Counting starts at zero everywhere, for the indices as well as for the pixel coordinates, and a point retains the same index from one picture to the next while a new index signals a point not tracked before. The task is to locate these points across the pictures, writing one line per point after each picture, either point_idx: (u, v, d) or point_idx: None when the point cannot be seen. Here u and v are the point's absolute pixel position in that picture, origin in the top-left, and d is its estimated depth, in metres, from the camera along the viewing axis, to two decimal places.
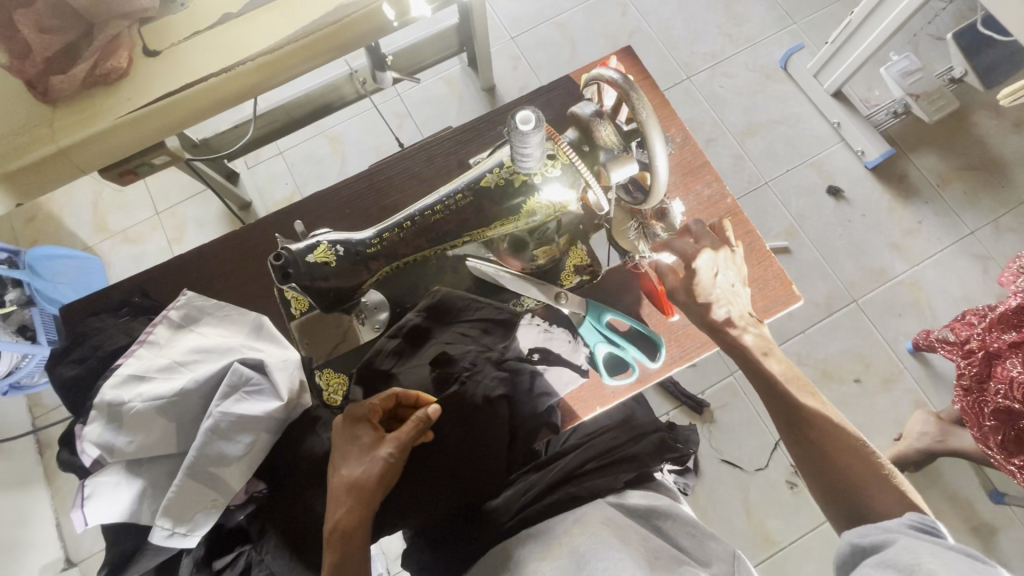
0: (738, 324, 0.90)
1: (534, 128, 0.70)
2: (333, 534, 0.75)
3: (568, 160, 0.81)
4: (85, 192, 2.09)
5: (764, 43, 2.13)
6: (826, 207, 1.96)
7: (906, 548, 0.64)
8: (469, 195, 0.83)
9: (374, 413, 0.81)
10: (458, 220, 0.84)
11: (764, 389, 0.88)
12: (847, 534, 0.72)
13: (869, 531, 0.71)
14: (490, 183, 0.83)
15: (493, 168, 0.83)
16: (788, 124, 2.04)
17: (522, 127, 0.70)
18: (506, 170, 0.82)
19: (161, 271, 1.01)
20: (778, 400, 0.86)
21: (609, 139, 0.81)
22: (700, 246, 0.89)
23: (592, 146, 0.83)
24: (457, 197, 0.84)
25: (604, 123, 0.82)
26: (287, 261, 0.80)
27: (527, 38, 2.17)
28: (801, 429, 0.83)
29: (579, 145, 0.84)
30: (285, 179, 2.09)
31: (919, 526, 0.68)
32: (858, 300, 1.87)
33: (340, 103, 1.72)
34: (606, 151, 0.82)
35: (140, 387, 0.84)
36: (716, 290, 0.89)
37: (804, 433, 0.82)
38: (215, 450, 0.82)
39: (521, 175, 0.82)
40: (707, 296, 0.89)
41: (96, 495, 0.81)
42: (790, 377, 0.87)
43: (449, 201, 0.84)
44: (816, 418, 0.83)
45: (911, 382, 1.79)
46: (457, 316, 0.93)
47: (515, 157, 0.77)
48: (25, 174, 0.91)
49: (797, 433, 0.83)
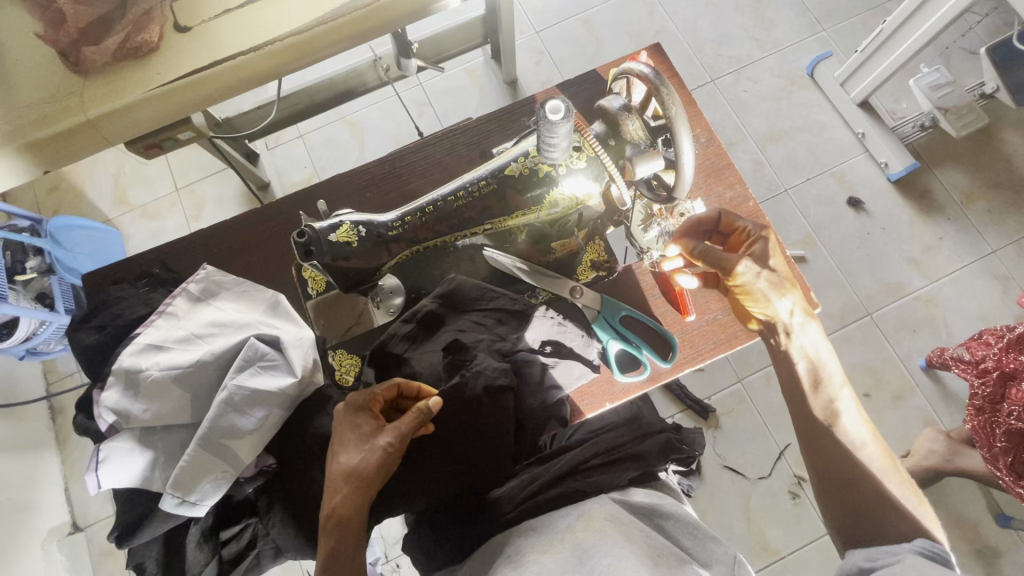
0: (793, 328, 0.87)
1: (563, 118, 0.69)
2: (329, 520, 0.74)
3: (593, 153, 0.81)
4: (108, 165, 2.12)
5: (792, 49, 2.11)
6: (845, 218, 1.94)
7: (915, 565, 0.66)
8: (492, 183, 0.83)
9: (375, 402, 0.80)
10: (479, 207, 0.83)
11: (799, 408, 0.88)
12: (854, 558, 0.74)
13: (880, 556, 0.72)
14: (515, 173, 0.82)
15: (518, 158, 0.82)
16: (811, 132, 2.02)
17: (551, 116, 0.68)
18: (532, 159, 0.81)
19: (183, 244, 1.02)
20: (816, 422, 0.86)
21: (637, 134, 0.80)
22: (757, 242, 0.89)
23: (618, 140, 0.82)
24: (481, 185, 0.83)
25: (633, 117, 0.80)
26: (311, 239, 0.79)
27: (551, 33, 2.16)
28: (838, 454, 0.84)
29: (606, 138, 0.82)
30: (304, 162, 2.11)
31: (928, 551, 0.71)
32: (872, 314, 1.85)
33: (363, 88, 1.74)
34: (633, 145, 0.81)
35: (157, 356, 0.86)
36: (763, 291, 0.85)
37: (839, 463, 0.84)
38: (227, 423, 0.83)
39: (545, 165, 0.81)
40: (770, 289, 0.85)
41: (110, 460, 0.83)
42: (851, 408, 0.86)
43: (472, 187, 0.83)
44: (853, 454, 0.83)
45: (921, 399, 1.77)
46: (471, 305, 0.93)
47: (541, 148, 0.75)
48: (53, 143, 0.93)
49: (830, 461, 0.85)
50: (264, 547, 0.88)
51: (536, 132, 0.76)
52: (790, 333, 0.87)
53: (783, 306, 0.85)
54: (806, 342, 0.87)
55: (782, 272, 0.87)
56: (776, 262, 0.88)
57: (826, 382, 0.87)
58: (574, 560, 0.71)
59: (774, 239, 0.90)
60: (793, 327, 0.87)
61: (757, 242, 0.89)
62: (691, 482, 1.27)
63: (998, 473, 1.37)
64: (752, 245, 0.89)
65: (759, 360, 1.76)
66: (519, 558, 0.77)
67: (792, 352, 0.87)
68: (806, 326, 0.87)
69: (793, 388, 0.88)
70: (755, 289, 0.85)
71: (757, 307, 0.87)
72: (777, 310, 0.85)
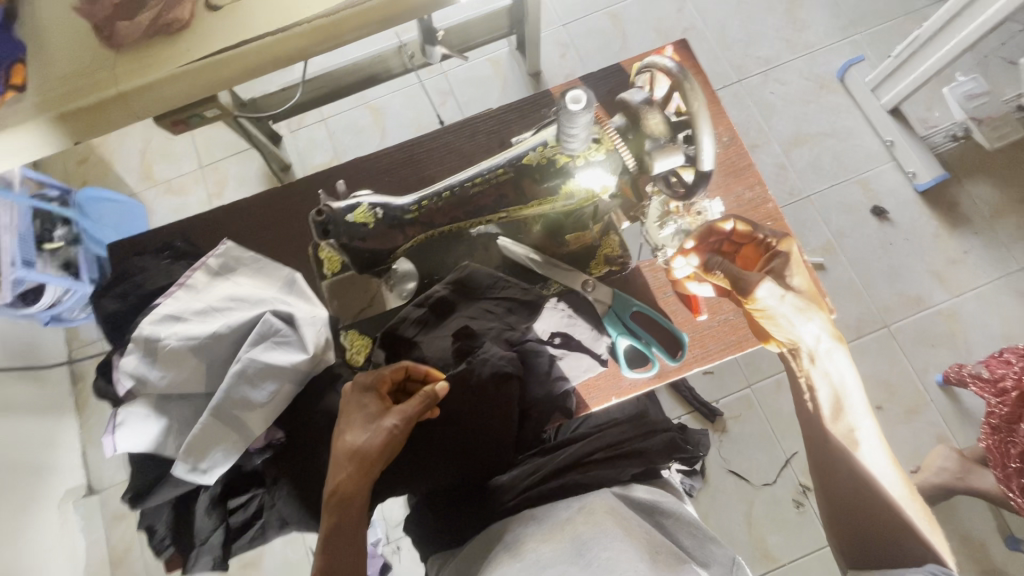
0: (817, 354, 0.87)
1: (584, 109, 0.67)
2: (332, 497, 0.74)
3: (613, 146, 0.77)
4: (136, 140, 2.17)
5: (822, 51, 2.07)
6: (868, 227, 1.90)
7: None
8: (509, 172, 0.81)
9: (383, 383, 0.80)
10: (496, 195, 0.82)
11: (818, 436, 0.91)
12: None
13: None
14: (531, 162, 0.80)
15: (536, 147, 0.80)
16: (837, 138, 1.98)
17: (572, 107, 0.67)
18: (550, 149, 0.79)
19: (205, 219, 1.05)
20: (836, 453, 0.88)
21: (657, 128, 0.75)
22: (778, 258, 0.89)
23: (638, 134, 0.77)
24: (498, 172, 0.81)
25: (654, 111, 0.75)
26: (328, 218, 0.81)
27: (577, 26, 2.15)
28: (855, 482, 0.88)
29: (626, 132, 0.78)
30: (325, 146, 2.13)
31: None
32: (889, 326, 1.82)
33: (386, 74, 1.75)
34: (653, 139, 0.75)
35: (175, 326, 0.88)
36: (787, 317, 0.86)
37: (854, 489, 0.88)
38: (240, 394, 0.84)
39: (563, 156, 0.78)
40: (795, 314, 0.85)
41: (127, 424, 0.86)
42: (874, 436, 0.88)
43: (489, 175, 0.81)
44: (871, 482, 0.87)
45: (936, 416, 1.74)
46: (483, 293, 0.93)
47: (561, 137, 0.73)
48: (81, 116, 0.96)
49: (848, 487, 0.89)
50: (270, 517, 0.89)
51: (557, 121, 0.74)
52: (813, 358, 0.88)
53: (809, 332, 0.86)
54: (831, 369, 0.88)
55: (804, 292, 0.88)
56: (799, 279, 0.88)
57: (850, 415, 0.88)
58: (573, 553, 0.72)
59: (795, 251, 0.89)
60: (818, 353, 0.87)
61: (775, 259, 0.89)
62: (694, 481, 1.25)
63: (1010, 494, 1.35)
64: (773, 261, 0.89)
65: (770, 366, 1.75)
66: (518, 546, 0.79)
67: (814, 379, 0.88)
68: (832, 352, 0.87)
69: (814, 416, 0.90)
70: (777, 313, 0.86)
71: (779, 330, 0.88)
72: (801, 335, 0.86)
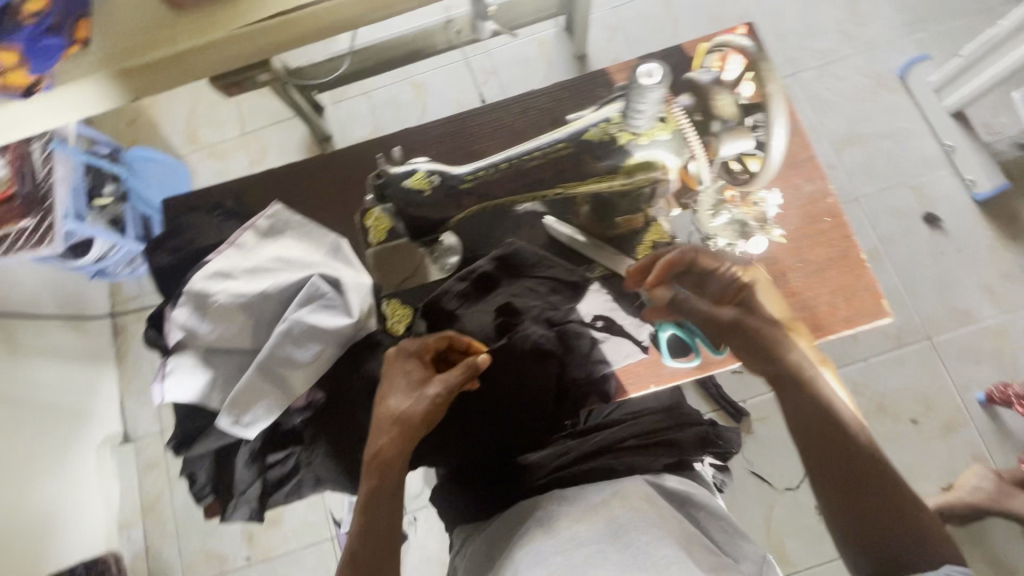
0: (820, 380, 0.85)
1: (657, 82, 0.67)
2: (374, 460, 0.76)
3: (678, 126, 0.77)
4: (183, 104, 2.21)
5: (884, 47, 1.97)
6: (919, 234, 1.82)
7: None
8: (570, 147, 0.79)
9: (426, 351, 0.81)
10: (555, 170, 0.81)
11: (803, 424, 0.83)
12: None
13: None
14: (593, 138, 0.78)
15: (599, 122, 0.77)
16: (893, 139, 1.90)
17: (645, 80, 0.66)
18: (614, 126, 0.76)
19: (256, 181, 1.06)
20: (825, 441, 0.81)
21: (727, 109, 0.76)
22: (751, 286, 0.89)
23: (705, 116, 0.78)
24: (558, 147, 0.79)
25: (724, 92, 0.77)
26: (386, 182, 0.79)
27: (627, 10, 2.09)
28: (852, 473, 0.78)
29: (692, 112, 0.79)
30: (366, 119, 2.14)
31: None
32: (933, 338, 1.75)
33: (431, 50, 1.72)
34: (721, 121, 0.77)
35: (225, 283, 0.90)
36: (785, 351, 0.86)
37: (850, 482, 0.78)
38: (285, 352, 0.86)
39: (627, 133, 0.77)
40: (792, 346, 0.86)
41: (176, 372, 0.88)
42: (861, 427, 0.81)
43: (549, 149, 0.80)
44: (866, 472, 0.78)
45: (974, 434, 1.67)
46: (528, 270, 0.93)
47: (627, 112, 0.74)
48: (139, 73, 0.98)
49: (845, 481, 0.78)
50: (306, 474, 0.91)
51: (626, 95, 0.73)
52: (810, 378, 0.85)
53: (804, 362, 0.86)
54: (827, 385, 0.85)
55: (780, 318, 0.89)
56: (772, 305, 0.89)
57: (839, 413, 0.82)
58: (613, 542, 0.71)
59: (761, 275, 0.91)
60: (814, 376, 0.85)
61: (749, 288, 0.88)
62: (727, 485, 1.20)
63: None
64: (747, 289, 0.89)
65: None
66: (549, 525, 0.79)
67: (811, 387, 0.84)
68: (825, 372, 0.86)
69: (802, 411, 0.83)
70: (776, 349, 0.86)
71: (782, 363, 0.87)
72: (802, 367, 0.85)
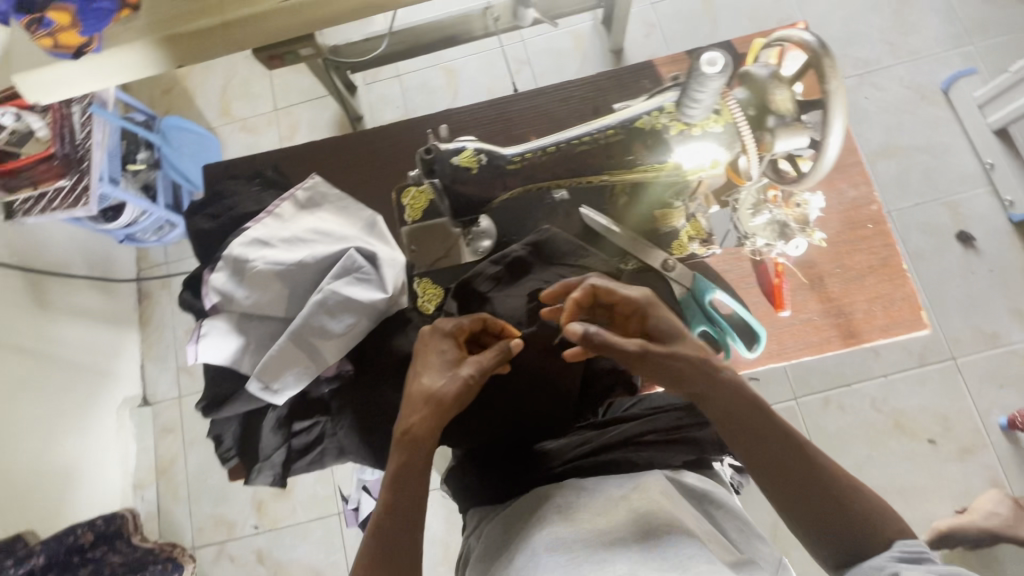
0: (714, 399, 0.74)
1: (720, 74, 0.64)
2: (404, 437, 0.75)
3: (731, 119, 0.74)
4: (218, 76, 2.23)
5: (929, 59, 1.93)
6: (951, 253, 1.79)
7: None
8: (621, 134, 0.77)
9: (460, 332, 0.82)
10: (603, 157, 0.78)
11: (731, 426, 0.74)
12: None
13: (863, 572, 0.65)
14: (645, 126, 0.75)
15: (651, 111, 0.75)
16: (931, 154, 1.86)
17: (707, 70, 0.64)
18: (666, 115, 0.74)
19: (297, 152, 1.08)
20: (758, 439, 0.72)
21: (785, 105, 0.73)
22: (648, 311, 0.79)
23: (760, 110, 0.75)
24: (609, 133, 0.77)
25: (781, 86, 0.73)
26: (435, 157, 0.77)
27: (666, 7, 2.07)
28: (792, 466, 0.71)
29: (747, 106, 0.75)
30: (397, 102, 2.14)
31: (907, 555, 0.65)
32: (957, 359, 1.72)
33: (467, 36, 1.72)
34: (777, 116, 0.74)
35: (264, 251, 0.91)
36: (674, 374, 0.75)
37: (790, 474, 0.71)
38: (319, 322, 0.87)
39: (681, 123, 0.74)
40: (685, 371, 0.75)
41: (210, 335, 0.90)
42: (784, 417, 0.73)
43: (599, 135, 0.77)
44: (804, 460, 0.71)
45: (992, 458, 1.65)
46: (561, 258, 0.93)
47: (683, 102, 0.71)
48: (186, 40, 1.01)
49: (785, 474, 0.71)
50: (330, 445, 0.93)
51: (681, 84, 0.71)
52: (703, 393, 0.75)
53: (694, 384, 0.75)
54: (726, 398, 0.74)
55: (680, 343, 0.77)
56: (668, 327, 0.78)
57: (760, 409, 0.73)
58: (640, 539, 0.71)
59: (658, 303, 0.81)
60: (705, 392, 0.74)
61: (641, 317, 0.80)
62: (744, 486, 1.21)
63: None
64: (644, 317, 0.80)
65: (820, 383, 1.72)
66: (570, 512, 0.78)
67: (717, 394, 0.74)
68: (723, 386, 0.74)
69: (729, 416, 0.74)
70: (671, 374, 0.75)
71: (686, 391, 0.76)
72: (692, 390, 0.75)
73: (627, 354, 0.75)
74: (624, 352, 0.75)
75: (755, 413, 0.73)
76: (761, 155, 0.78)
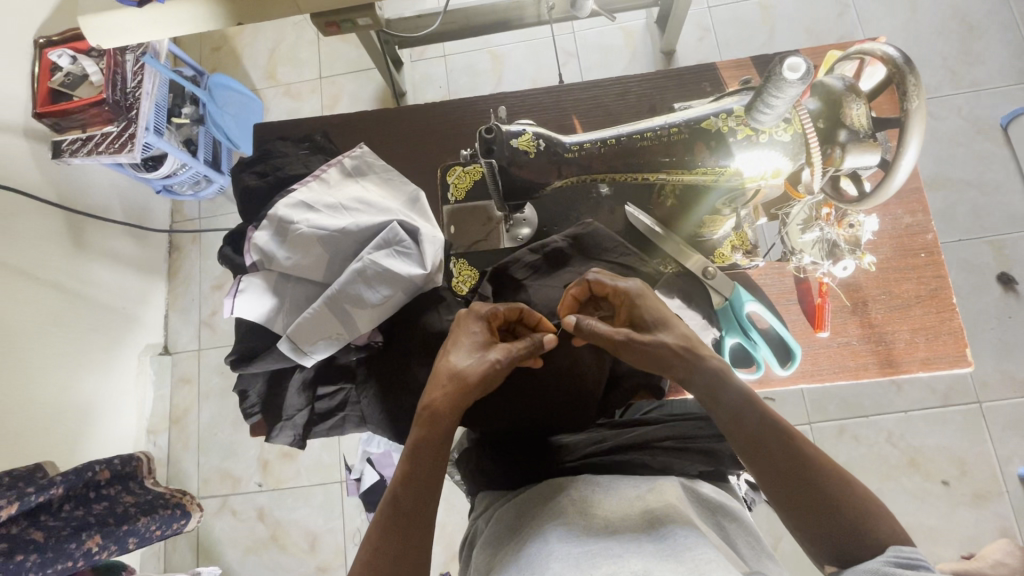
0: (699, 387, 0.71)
1: (801, 79, 0.62)
2: (424, 411, 0.74)
3: (801, 129, 0.73)
4: (267, 39, 2.25)
5: (991, 92, 1.86)
6: (990, 294, 1.73)
7: None
8: (684, 133, 0.75)
9: (494, 318, 0.81)
10: (664, 154, 0.77)
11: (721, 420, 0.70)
12: None
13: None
14: (712, 127, 0.74)
15: (720, 113, 0.74)
16: (981, 190, 1.80)
17: (789, 75, 0.62)
18: (734, 119, 0.73)
19: (348, 121, 1.08)
20: (751, 435, 0.68)
21: (859, 120, 0.72)
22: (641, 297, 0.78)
23: (833, 124, 0.74)
24: (671, 131, 0.76)
25: (858, 101, 0.72)
26: (495, 137, 0.75)
27: (723, 11, 2.02)
28: (788, 464, 0.67)
29: (817, 118, 0.74)
30: (440, 81, 2.13)
31: (903, 563, 0.60)
32: (982, 403, 1.67)
33: (518, 22, 1.70)
34: (850, 130, 0.73)
35: (308, 214, 0.92)
36: (656, 360, 0.73)
37: (786, 473, 0.67)
38: (355, 290, 0.88)
39: (748, 128, 0.73)
40: (668, 357, 0.72)
41: (247, 292, 0.91)
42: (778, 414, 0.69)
43: (662, 131, 0.76)
44: (801, 457, 0.67)
45: (1006, 508, 1.61)
46: (601, 253, 0.92)
47: (755, 107, 0.70)
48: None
49: (781, 472, 0.67)
50: (351, 412, 0.95)
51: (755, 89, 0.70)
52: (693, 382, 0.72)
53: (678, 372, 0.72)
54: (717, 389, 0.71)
55: (666, 329, 0.75)
56: (654, 314, 0.77)
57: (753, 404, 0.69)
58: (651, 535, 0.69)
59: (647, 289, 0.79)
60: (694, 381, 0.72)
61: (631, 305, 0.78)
62: (756, 504, 1.20)
63: None
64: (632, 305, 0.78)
65: (836, 411, 1.70)
66: (585, 505, 0.76)
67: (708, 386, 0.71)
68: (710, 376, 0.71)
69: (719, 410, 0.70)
70: (654, 360, 0.73)
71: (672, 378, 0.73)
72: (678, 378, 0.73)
73: (615, 343, 0.74)
74: (612, 342, 0.74)
75: (747, 405, 0.69)
76: (825, 169, 0.76)
